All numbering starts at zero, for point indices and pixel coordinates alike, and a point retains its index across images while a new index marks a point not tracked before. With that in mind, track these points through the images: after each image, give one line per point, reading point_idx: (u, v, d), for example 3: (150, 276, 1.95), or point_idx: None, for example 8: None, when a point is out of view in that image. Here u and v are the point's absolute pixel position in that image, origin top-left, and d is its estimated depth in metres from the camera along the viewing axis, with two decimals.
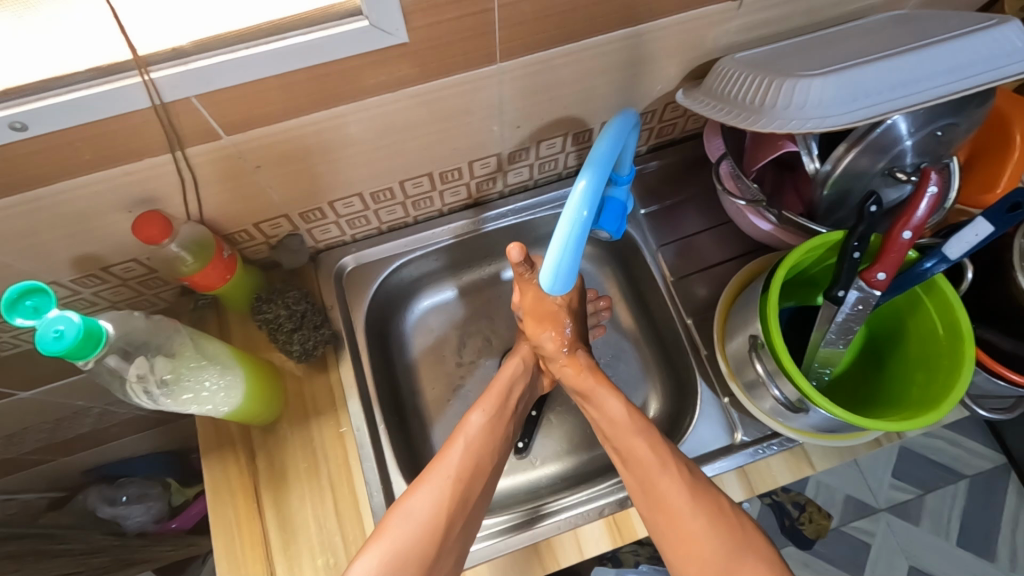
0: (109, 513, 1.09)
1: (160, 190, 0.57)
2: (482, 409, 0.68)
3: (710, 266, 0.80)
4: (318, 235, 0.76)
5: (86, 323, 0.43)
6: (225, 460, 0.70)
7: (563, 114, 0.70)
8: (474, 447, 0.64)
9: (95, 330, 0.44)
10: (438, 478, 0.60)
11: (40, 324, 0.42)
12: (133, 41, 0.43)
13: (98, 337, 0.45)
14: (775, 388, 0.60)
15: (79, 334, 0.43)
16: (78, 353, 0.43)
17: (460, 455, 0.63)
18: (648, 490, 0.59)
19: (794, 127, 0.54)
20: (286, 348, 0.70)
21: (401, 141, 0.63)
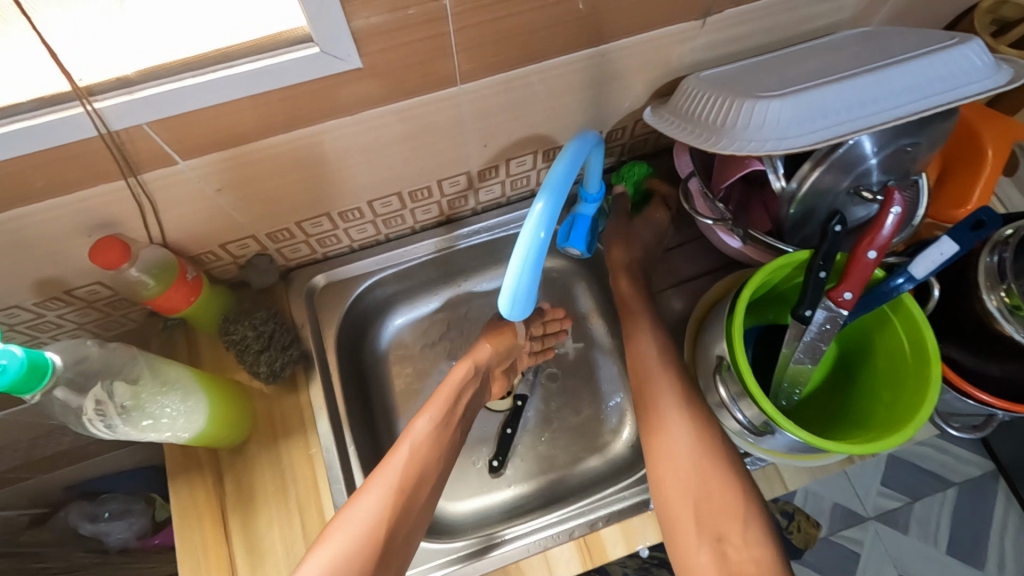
0: (90, 529, 1.07)
1: (119, 214, 0.56)
2: (427, 416, 0.70)
3: (684, 281, 0.80)
4: (288, 253, 0.75)
5: (30, 356, 0.43)
6: (192, 483, 0.69)
7: (531, 133, 0.70)
8: (417, 455, 0.66)
9: (41, 363, 0.43)
10: (378, 486, 0.63)
11: None
12: (73, 73, 0.42)
13: (45, 369, 0.44)
14: (738, 411, 0.60)
15: (23, 367, 0.42)
16: (23, 387, 0.43)
17: (401, 463, 0.65)
18: (679, 473, 0.62)
19: (753, 148, 0.54)
20: (253, 370, 0.70)
21: (366, 161, 0.63)
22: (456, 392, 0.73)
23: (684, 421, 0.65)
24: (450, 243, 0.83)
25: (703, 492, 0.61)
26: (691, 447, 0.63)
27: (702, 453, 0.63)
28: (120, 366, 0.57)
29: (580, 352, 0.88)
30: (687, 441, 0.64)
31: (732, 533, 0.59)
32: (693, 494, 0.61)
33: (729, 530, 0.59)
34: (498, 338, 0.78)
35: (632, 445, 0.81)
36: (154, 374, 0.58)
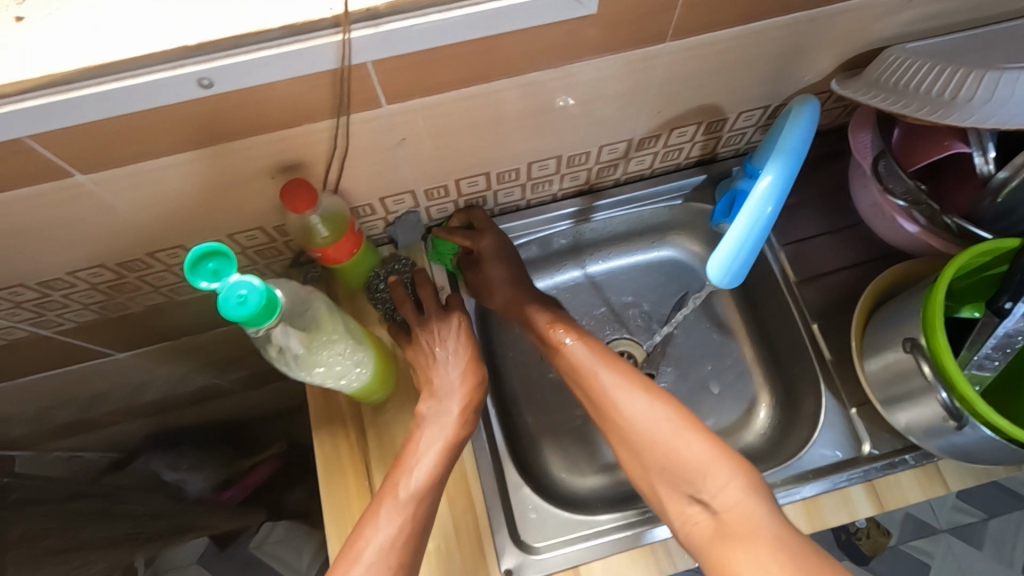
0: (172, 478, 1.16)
1: (308, 157, 0.55)
2: (427, 467, 0.58)
3: (838, 269, 0.75)
4: (435, 213, 0.74)
5: (266, 291, 0.43)
6: (334, 436, 0.69)
7: (704, 102, 0.66)
8: (412, 525, 0.55)
9: (273, 301, 0.43)
10: (367, 564, 0.52)
11: (222, 288, 0.42)
12: None
13: (274, 306, 0.43)
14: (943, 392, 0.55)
15: (261, 301, 0.42)
16: (256, 321, 0.42)
17: (391, 535, 0.54)
18: (642, 428, 0.60)
19: (996, 122, 0.50)
20: (406, 327, 0.69)
21: (545, 121, 0.61)
22: (454, 444, 0.61)
23: (640, 385, 0.63)
24: (588, 214, 0.80)
25: (674, 454, 0.57)
26: (656, 403, 0.61)
27: (678, 416, 0.60)
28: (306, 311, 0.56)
29: (704, 338, 0.85)
30: (652, 403, 0.61)
31: (716, 473, 0.55)
32: (681, 461, 0.57)
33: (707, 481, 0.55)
34: (465, 365, 0.65)
35: (765, 433, 0.78)
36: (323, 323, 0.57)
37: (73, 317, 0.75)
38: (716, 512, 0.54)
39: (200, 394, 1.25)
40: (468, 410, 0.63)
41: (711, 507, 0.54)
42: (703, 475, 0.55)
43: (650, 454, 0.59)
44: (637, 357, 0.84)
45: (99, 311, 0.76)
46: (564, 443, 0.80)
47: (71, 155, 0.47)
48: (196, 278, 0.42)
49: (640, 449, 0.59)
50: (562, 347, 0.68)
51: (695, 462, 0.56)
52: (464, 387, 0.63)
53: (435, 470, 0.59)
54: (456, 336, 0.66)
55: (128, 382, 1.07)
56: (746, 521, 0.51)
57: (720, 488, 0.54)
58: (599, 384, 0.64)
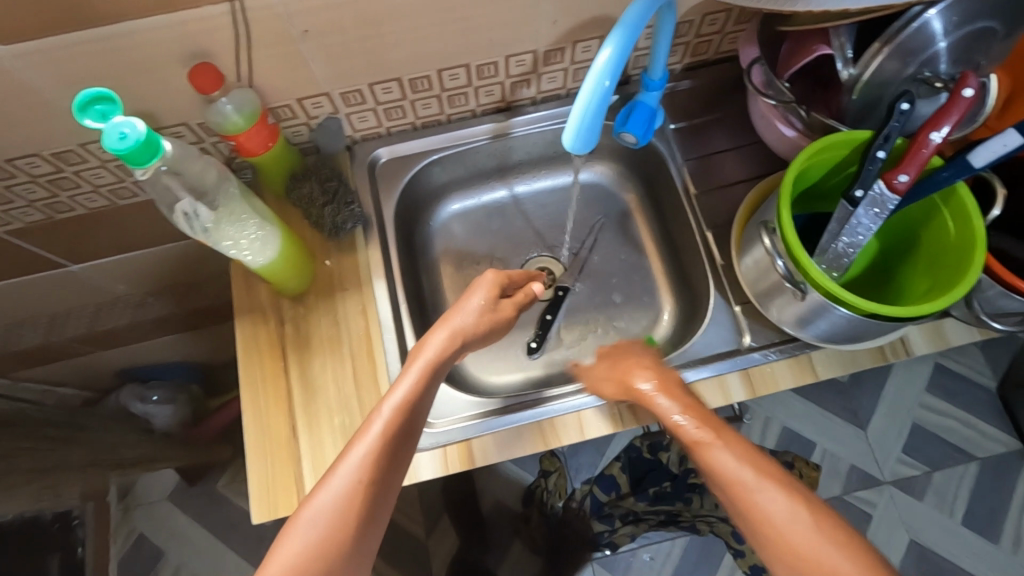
0: (139, 408, 1.50)
1: (212, 43, 0.60)
2: (408, 385, 0.58)
3: (734, 183, 0.80)
4: (356, 122, 0.79)
5: (147, 134, 0.49)
6: (255, 323, 0.75)
7: (598, 14, 0.71)
8: (385, 444, 0.54)
9: (153, 143, 0.50)
10: (344, 474, 0.52)
11: (108, 126, 0.49)
12: None
13: (157, 151, 0.50)
14: (779, 260, 0.61)
15: (140, 139, 0.49)
16: (138, 158, 0.49)
17: (372, 452, 0.53)
18: (728, 490, 0.54)
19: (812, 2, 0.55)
20: (320, 221, 0.75)
21: (443, 23, 0.66)
22: (435, 366, 0.60)
23: (715, 426, 0.57)
24: (506, 130, 0.85)
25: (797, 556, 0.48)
26: (745, 460, 0.54)
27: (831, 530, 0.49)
28: (209, 187, 0.61)
29: (620, 254, 0.90)
30: (751, 462, 0.54)
31: None
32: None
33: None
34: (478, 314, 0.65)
35: (667, 339, 0.84)
36: (227, 200, 0.62)
37: (19, 216, 0.81)
38: None
39: (163, 325, 1.31)
40: (455, 338, 0.63)
41: None
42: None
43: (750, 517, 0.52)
44: (554, 273, 0.90)
45: (44, 212, 0.81)
46: (481, 346, 0.85)
47: None
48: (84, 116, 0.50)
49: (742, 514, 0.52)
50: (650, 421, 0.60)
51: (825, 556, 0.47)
52: (470, 322, 0.64)
53: (415, 394, 0.58)
54: (483, 288, 0.67)
55: (89, 304, 1.13)
56: None
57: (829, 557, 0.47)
58: (713, 455, 0.55)
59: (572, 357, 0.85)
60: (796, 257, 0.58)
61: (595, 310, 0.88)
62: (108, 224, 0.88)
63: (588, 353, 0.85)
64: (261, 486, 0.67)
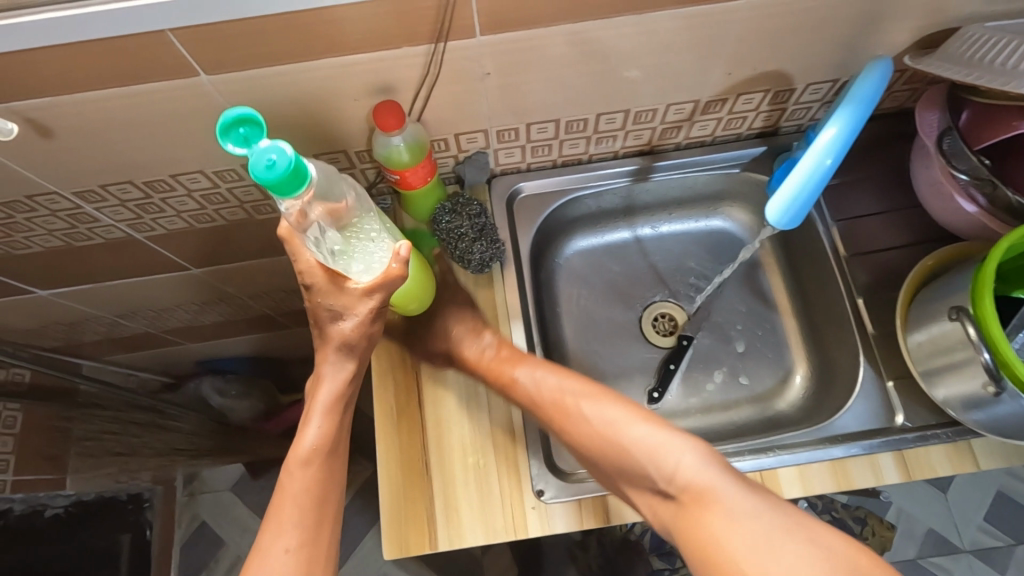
0: (219, 402, 1.49)
1: (399, 81, 0.60)
2: (314, 428, 0.61)
3: (888, 248, 0.77)
4: (501, 157, 0.78)
5: (294, 158, 0.46)
6: (390, 352, 0.75)
7: (773, 68, 0.69)
8: (313, 485, 0.60)
9: (300, 170, 0.47)
10: (286, 526, 0.58)
11: (253, 154, 0.46)
12: None
13: (303, 178, 0.48)
14: (986, 352, 0.55)
15: (289, 166, 0.46)
16: (288, 186, 0.47)
17: (298, 504, 0.59)
18: (598, 436, 0.63)
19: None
20: (468, 257, 0.74)
21: (619, 70, 0.65)
22: (334, 402, 0.62)
23: (572, 398, 0.66)
24: (646, 173, 0.83)
25: (607, 437, 0.63)
26: (619, 406, 0.64)
27: (632, 410, 0.64)
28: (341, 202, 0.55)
29: (750, 308, 0.87)
30: (622, 414, 0.64)
31: (712, 492, 0.57)
32: (627, 452, 0.61)
33: (686, 455, 0.59)
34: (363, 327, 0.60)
35: (798, 403, 0.81)
36: (360, 218, 0.57)
37: (165, 223, 0.83)
38: (674, 487, 0.59)
39: (254, 324, 1.33)
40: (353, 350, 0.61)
41: (671, 483, 0.59)
42: (657, 458, 0.60)
43: (613, 451, 0.62)
44: (677, 320, 0.88)
45: (188, 221, 0.83)
46: None
47: (202, 53, 0.53)
48: (227, 141, 0.48)
49: (606, 452, 0.62)
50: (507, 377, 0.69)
51: (670, 462, 0.59)
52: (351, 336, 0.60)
53: (323, 433, 0.61)
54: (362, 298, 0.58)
55: (195, 301, 1.16)
56: (703, 491, 0.57)
57: (700, 481, 0.58)
58: (580, 419, 0.64)
59: (696, 411, 0.82)
60: (999, 347, 0.54)
61: (720, 364, 0.85)
62: (240, 234, 0.89)
63: (712, 408, 0.82)
64: (395, 521, 0.67)
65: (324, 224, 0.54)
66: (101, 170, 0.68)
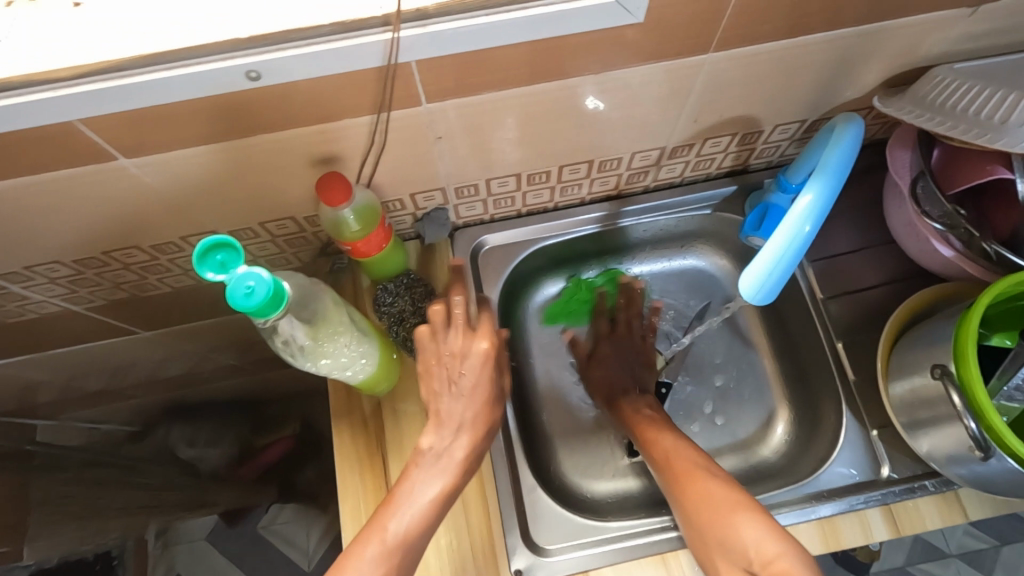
0: (187, 453, 1.34)
1: (344, 150, 0.56)
2: (432, 491, 0.56)
3: (865, 287, 0.75)
4: (462, 211, 0.74)
5: (273, 283, 0.43)
6: (353, 427, 0.70)
7: (741, 113, 0.66)
8: (397, 562, 0.53)
9: (280, 294, 0.43)
10: None
11: (230, 279, 0.42)
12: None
13: (282, 298, 0.44)
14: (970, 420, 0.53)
15: (268, 292, 0.42)
16: (265, 311, 0.43)
17: (375, 572, 0.52)
18: (710, 513, 0.58)
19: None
20: (409, 343, 0.68)
21: (582, 124, 0.61)
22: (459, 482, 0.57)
23: (699, 466, 0.63)
24: (614, 219, 0.80)
25: (720, 514, 0.57)
26: (731, 482, 0.60)
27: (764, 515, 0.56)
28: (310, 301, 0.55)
29: (727, 347, 0.84)
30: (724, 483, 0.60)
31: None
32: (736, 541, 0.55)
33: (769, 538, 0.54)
34: (475, 394, 0.58)
35: (781, 449, 0.78)
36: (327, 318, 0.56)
37: (104, 295, 0.77)
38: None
39: (218, 375, 1.26)
40: (474, 443, 0.58)
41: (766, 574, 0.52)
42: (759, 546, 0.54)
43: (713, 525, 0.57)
44: None
45: (130, 290, 0.78)
46: (577, 448, 0.79)
47: (118, 139, 0.48)
48: (203, 268, 0.42)
49: (705, 527, 0.58)
50: (651, 435, 0.68)
51: (771, 549, 0.53)
52: (474, 422, 0.59)
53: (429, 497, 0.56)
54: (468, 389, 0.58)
55: (152, 359, 1.09)
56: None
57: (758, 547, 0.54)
58: (703, 482, 0.61)
59: None
60: (985, 413, 0.52)
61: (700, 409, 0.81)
62: (190, 299, 0.84)
63: None
64: None
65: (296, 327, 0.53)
66: (22, 252, 0.62)
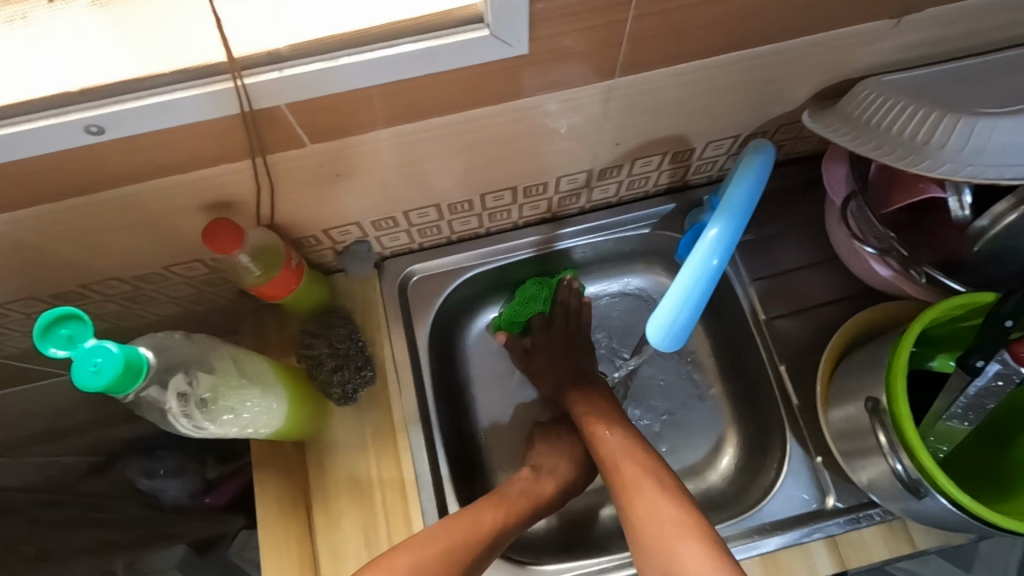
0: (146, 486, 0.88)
1: (232, 194, 0.52)
2: (505, 510, 0.62)
3: (810, 307, 0.71)
4: (386, 242, 0.71)
5: (125, 353, 0.39)
6: (277, 477, 0.66)
7: (667, 133, 0.62)
8: (446, 557, 0.56)
9: (137, 364, 0.40)
10: None
11: (76, 355, 0.38)
12: (229, 42, 0.38)
13: (140, 368, 0.40)
14: (896, 462, 0.51)
15: (120, 365, 0.39)
16: (119, 386, 0.39)
17: (415, 560, 0.54)
18: (657, 527, 0.56)
19: (967, 174, 0.47)
20: (326, 389, 0.65)
21: (494, 154, 0.57)
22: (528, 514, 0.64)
23: (653, 480, 0.61)
24: (550, 242, 0.77)
25: (661, 528, 0.56)
26: (682, 498, 0.59)
27: (706, 538, 0.54)
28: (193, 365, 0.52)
29: (674, 368, 0.81)
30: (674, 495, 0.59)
31: None
32: (677, 551, 0.53)
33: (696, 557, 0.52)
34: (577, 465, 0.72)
35: (730, 476, 0.75)
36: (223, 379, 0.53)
37: (12, 343, 0.73)
38: None
39: None
40: (556, 495, 0.68)
41: None
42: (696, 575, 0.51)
43: (659, 555, 0.55)
44: None
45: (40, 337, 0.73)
46: None
47: None
48: (47, 345, 0.39)
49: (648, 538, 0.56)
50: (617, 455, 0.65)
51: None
52: (565, 474, 0.70)
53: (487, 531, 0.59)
54: (561, 468, 0.71)
55: None
56: None
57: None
58: (645, 498, 0.59)
59: None
60: (918, 453, 0.49)
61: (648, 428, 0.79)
62: None
63: None
64: None
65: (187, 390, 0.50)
66: None
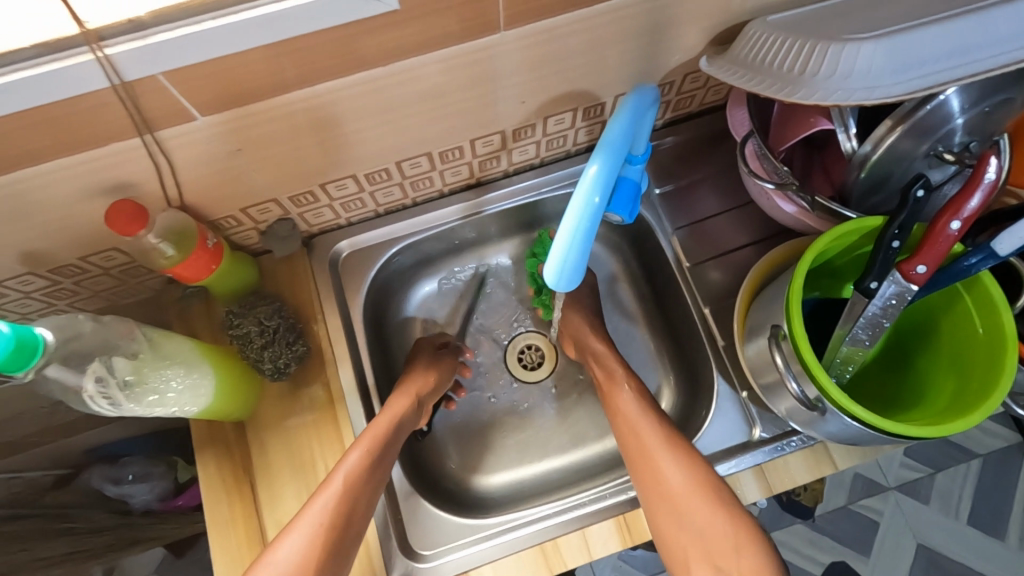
0: (114, 492, 0.97)
1: (133, 176, 0.52)
2: (364, 445, 0.62)
3: (728, 250, 0.74)
4: (311, 218, 0.71)
5: (16, 334, 0.40)
6: (218, 457, 0.67)
7: (570, 89, 0.63)
8: (347, 493, 0.59)
9: (29, 342, 0.41)
10: (300, 533, 0.56)
11: None
12: (81, 13, 0.38)
13: (35, 347, 0.42)
14: (793, 382, 0.54)
15: (10, 346, 0.40)
16: (12, 365, 0.41)
17: (326, 505, 0.58)
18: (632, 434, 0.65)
19: (838, 98, 0.49)
20: (257, 365, 0.66)
21: (395, 119, 0.58)
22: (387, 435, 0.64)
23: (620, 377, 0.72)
24: (477, 208, 0.78)
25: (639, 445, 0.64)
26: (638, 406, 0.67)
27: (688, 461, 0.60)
28: (106, 347, 0.52)
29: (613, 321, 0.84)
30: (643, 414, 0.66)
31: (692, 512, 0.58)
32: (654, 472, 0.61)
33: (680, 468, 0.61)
34: (419, 377, 0.72)
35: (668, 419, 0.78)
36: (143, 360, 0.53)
37: None
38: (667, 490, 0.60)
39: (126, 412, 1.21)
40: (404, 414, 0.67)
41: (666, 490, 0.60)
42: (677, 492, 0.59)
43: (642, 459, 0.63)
44: (543, 350, 0.85)
45: None
46: (465, 440, 0.79)
47: None
48: None
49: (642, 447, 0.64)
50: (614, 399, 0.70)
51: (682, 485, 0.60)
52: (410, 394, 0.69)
53: (359, 468, 0.60)
54: (420, 381, 0.72)
55: None
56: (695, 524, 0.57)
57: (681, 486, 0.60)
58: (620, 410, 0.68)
59: (568, 446, 0.78)
60: (813, 370, 0.52)
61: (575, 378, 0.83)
62: None
63: (587, 438, 0.78)
64: None
65: (104, 372, 0.50)
66: None
